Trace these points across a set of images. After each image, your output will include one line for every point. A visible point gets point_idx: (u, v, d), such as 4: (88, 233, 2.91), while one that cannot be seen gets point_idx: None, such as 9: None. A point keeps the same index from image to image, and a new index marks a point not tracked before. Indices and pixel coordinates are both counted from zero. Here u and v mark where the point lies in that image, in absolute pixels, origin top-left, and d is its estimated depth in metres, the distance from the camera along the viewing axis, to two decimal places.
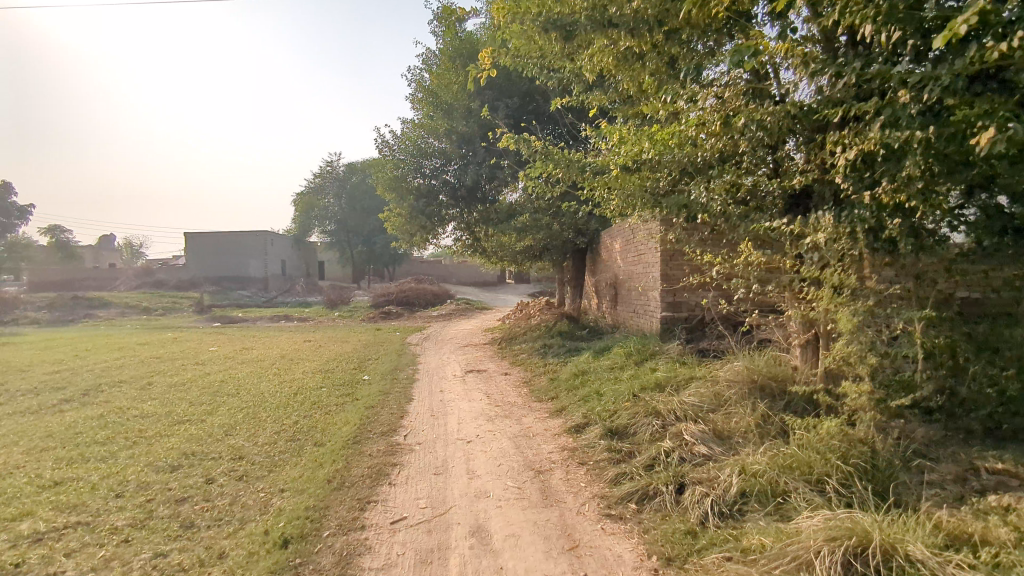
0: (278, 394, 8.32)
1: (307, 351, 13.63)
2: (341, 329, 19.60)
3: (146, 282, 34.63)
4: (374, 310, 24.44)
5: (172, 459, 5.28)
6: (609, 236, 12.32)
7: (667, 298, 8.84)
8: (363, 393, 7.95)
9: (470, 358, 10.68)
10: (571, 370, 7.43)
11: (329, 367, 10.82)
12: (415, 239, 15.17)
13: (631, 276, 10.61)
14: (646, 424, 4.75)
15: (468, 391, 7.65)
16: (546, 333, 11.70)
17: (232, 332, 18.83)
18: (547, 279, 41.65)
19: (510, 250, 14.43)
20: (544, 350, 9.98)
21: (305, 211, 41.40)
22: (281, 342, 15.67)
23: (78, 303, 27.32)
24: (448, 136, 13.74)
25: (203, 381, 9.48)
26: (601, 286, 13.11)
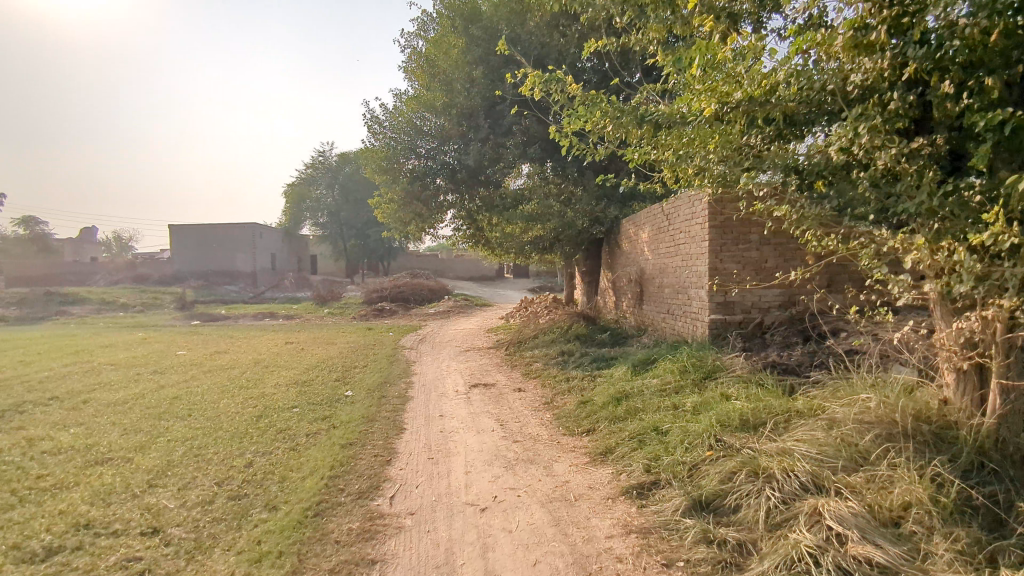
0: (236, 417, 6.67)
1: (286, 356, 11.97)
2: (328, 328, 17.94)
3: (127, 277, 32.86)
4: (366, 306, 22.79)
5: (53, 536, 3.64)
6: (632, 225, 10.74)
7: (716, 298, 7.26)
8: (342, 418, 6.31)
9: (476, 367, 9.07)
10: (606, 391, 5.83)
11: (306, 378, 9.16)
12: (410, 229, 13.49)
13: (663, 270, 9.02)
14: (756, 495, 3.14)
15: (475, 416, 6.04)
16: (562, 338, 10.09)
17: (208, 332, 17.08)
18: (548, 274, 40.11)
19: (517, 241, 12.83)
20: (563, 360, 8.38)
21: (295, 203, 39.60)
22: (261, 344, 13.99)
23: (51, 299, 25.61)
24: (448, 111, 12.12)
25: (149, 397, 7.80)
26: (621, 282, 11.53)
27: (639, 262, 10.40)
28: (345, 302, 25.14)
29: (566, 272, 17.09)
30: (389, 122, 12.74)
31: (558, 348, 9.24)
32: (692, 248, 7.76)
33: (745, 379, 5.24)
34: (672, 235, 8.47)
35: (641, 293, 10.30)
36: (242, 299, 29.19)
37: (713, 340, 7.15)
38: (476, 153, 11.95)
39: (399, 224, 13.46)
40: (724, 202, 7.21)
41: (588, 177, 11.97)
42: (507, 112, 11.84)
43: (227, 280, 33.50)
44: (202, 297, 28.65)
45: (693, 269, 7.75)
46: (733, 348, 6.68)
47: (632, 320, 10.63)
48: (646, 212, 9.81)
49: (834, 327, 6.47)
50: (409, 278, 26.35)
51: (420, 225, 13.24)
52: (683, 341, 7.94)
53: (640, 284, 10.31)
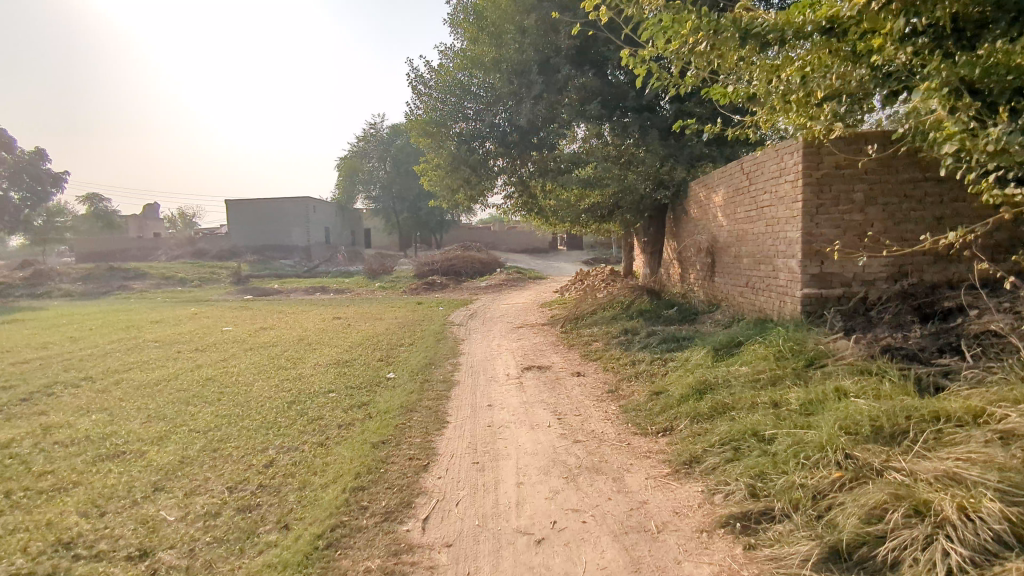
0: (267, 404, 6.09)
1: (330, 332, 11.49)
2: (378, 302, 17.47)
3: (187, 252, 33.50)
4: (417, 280, 22.32)
5: (26, 559, 3.05)
6: (702, 187, 9.64)
7: (810, 269, 6.19)
8: (378, 407, 5.63)
9: (529, 347, 8.27)
10: (683, 380, 4.91)
11: (348, 358, 8.57)
12: (459, 198, 12.70)
13: (741, 238, 7.94)
14: (926, 548, 2.20)
15: (528, 407, 5.24)
16: (622, 314, 9.16)
17: (258, 307, 16.87)
18: (603, 245, 38.91)
19: (573, 209, 11.89)
20: (626, 340, 7.47)
21: (347, 175, 39.32)
22: (308, 320, 13.58)
23: (114, 274, 26.26)
24: (497, 67, 11.19)
25: (182, 378, 7.34)
26: (689, 253, 10.47)
27: (710, 230, 9.31)
28: (396, 275, 24.77)
29: (624, 243, 16.04)
30: (435, 82, 11.91)
31: (620, 326, 8.34)
32: (780, 210, 6.68)
33: (863, 368, 4.22)
34: (753, 196, 7.39)
35: (713, 265, 9.23)
36: (295, 273, 29.32)
37: (806, 318, 6.10)
38: (528, 112, 10.99)
39: (447, 193, 12.69)
40: (822, 155, 6.09)
41: (653, 135, 10.88)
42: (561, 66, 10.81)
43: (282, 254, 33.76)
44: (257, 271, 28.90)
45: (780, 234, 6.68)
46: (833, 329, 5.63)
47: (701, 294, 9.58)
48: (719, 171, 8.70)
49: (963, 304, 5.33)
50: (461, 250, 25.76)
51: (469, 193, 12.43)
52: (766, 320, 6.89)
53: (712, 254, 9.24)
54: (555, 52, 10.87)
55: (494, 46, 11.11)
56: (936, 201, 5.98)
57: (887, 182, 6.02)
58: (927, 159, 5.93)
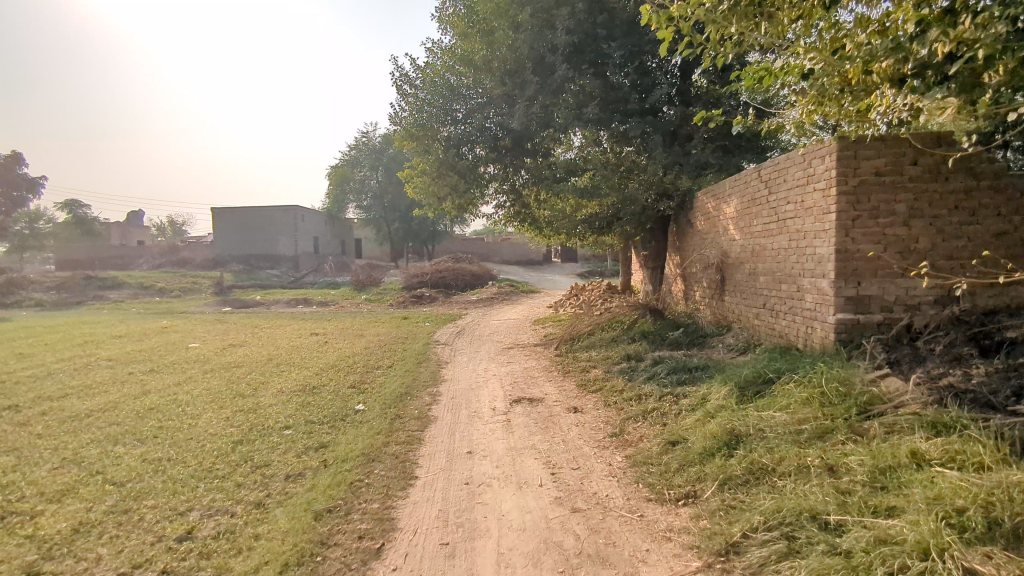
0: (209, 444, 5.16)
1: (304, 351, 10.58)
2: (362, 317, 16.56)
3: (170, 261, 32.51)
4: (405, 293, 21.42)
5: None
6: (710, 198, 8.83)
7: (845, 291, 5.34)
8: (337, 452, 4.72)
9: (520, 374, 7.38)
10: (705, 427, 4.03)
11: (317, 383, 7.65)
12: (447, 207, 11.84)
13: (758, 254, 7.09)
14: None
15: (516, 456, 4.34)
16: (624, 335, 8.29)
17: (234, 320, 15.94)
18: (597, 258, 38.14)
19: (569, 221, 11.04)
20: (629, 368, 6.60)
21: (337, 184, 38.41)
22: (283, 336, 12.65)
23: (91, 284, 25.31)
24: (489, 65, 10.38)
25: (121, 408, 6.40)
26: (696, 269, 9.63)
27: (719, 244, 8.48)
28: (384, 288, 23.86)
29: (622, 257, 15.20)
30: (422, 81, 11.07)
31: (621, 351, 7.47)
32: (806, 223, 5.86)
33: (938, 421, 3.35)
34: (774, 207, 6.56)
35: (724, 283, 8.38)
36: (280, 283, 28.41)
37: (841, 348, 5.25)
38: (521, 115, 10.17)
39: (434, 201, 11.83)
40: (859, 159, 5.25)
41: (656, 141, 10.10)
42: (558, 65, 9.99)
43: (270, 263, 32.88)
44: (241, 281, 27.99)
45: (807, 250, 5.85)
46: (877, 363, 4.78)
47: (710, 315, 8.73)
48: (731, 180, 7.88)
49: None
50: (451, 262, 24.86)
51: (457, 201, 11.56)
52: (790, 348, 6.03)
53: (721, 271, 8.39)
54: (552, 49, 10.08)
55: (485, 44, 10.30)
56: (992, 213, 5.15)
57: (935, 191, 5.19)
58: (981, 164, 5.11)
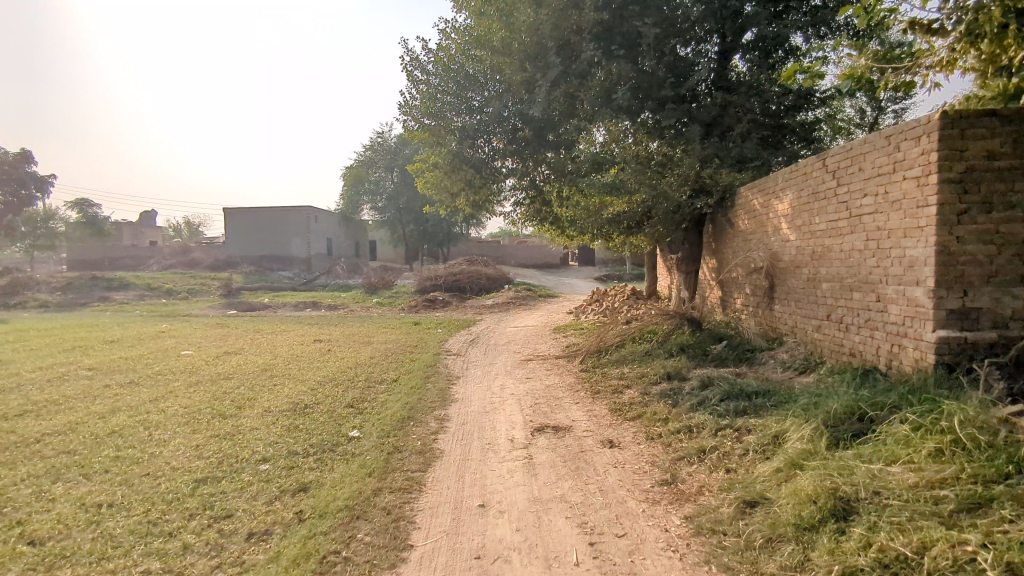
0: (164, 484, 4.24)
1: (303, 360, 9.68)
2: (371, 321, 15.70)
3: (181, 262, 31.99)
4: (417, 296, 20.58)
5: None
6: (756, 193, 7.80)
7: (948, 302, 4.29)
8: (316, 501, 3.77)
9: (541, 393, 6.40)
10: (794, 485, 3.02)
11: (309, 401, 6.73)
12: (460, 205, 10.90)
13: (820, 257, 6.05)
14: None
15: (541, 514, 3.37)
16: (659, 349, 7.28)
17: (237, 324, 15.15)
18: (615, 262, 37.11)
19: (594, 220, 10.06)
20: (670, 391, 5.59)
21: (352, 184, 37.80)
22: (284, 343, 11.79)
23: (97, 284, 24.74)
24: (507, 48, 9.42)
25: (79, 431, 5.52)
26: (738, 274, 8.60)
27: (769, 247, 7.43)
28: (396, 291, 23.03)
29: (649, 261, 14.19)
30: (434, 65, 10.13)
31: (659, 369, 6.46)
32: (892, 220, 4.82)
33: None
34: (844, 201, 5.52)
35: (774, 291, 7.34)
36: (291, 285, 27.72)
37: (946, 375, 4.21)
38: (543, 103, 9.20)
39: (447, 198, 10.89)
40: (969, 138, 4.20)
41: (693, 132, 9.09)
42: (584, 47, 9.00)
43: (284, 266, 32.39)
44: (251, 283, 27.31)
45: (893, 253, 4.81)
46: (1002, 395, 3.74)
47: (757, 326, 7.70)
48: (784, 172, 6.84)
49: None
50: (465, 264, 23.99)
51: (472, 198, 10.62)
52: (870, 370, 4.99)
53: (771, 277, 7.36)
54: (576, 30, 9.09)
55: (503, 25, 9.35)
56: None
57: None
58: None
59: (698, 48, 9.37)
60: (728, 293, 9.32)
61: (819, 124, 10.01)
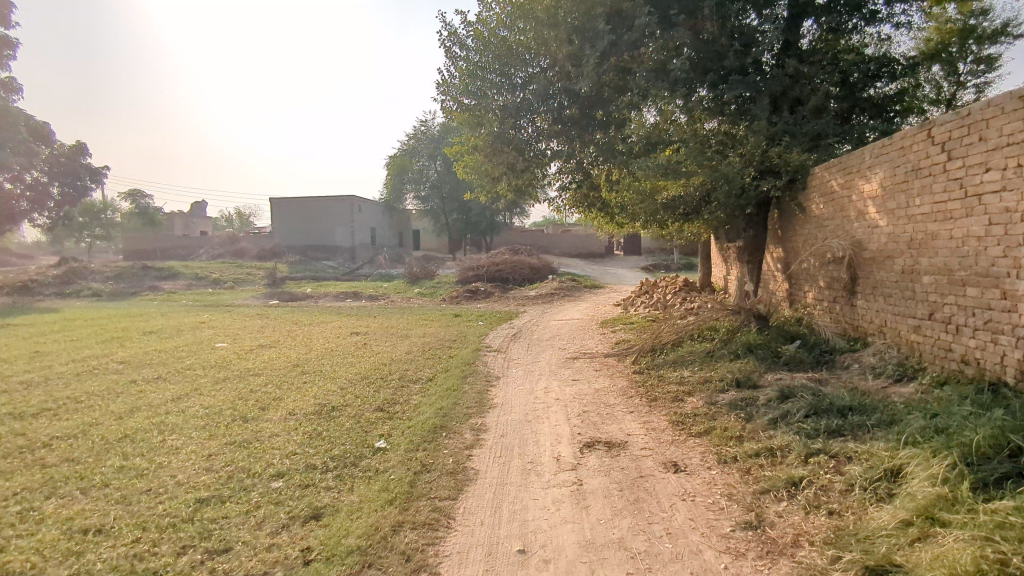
0: (163, 504, 3.75)
1: (337, 355, 9.23)
2: (411, 313, 15.22)
3: (229, 251, 32.35)
4: (459, 286, 20.06)
5: None
6: (835, 174, 6.90)
7: None
8: (328, 534, 3.20)
9: (589, 399, 5.72)
10: (938, 550, 2.26)
11: (337, 402, 6.21)
12: (502, 191, 10.23)
13: (921, 245, 5.16)
14: None
15: (595, 567, 2.70)
16: (723, 350, 6.49)
17: (276, 315, 14.89)
18: (663, 251, 35.95)
19: (646, 206, 9.26)
20: (742, 401, 4.84)
21: (396, 172, 37.42)
22: (321, 335, 11.39)
23: (147, 274, 25.14)
24: (553, 19, 8.67)
25: (89, 435, 5.11)
26: (812, 266, 7.71)
27: (851, 234, 6.54)
28: (438, 281, 22.61)
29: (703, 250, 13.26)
30: (474, 40, 9.45)
31: (725, 374, 5.69)
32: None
33: None
34: (955, 178, 4.63)
35: (857, 284, 6.45)
36: (334, 275, 27.67)
37: None
38: (591, 78, 8.43)
39: (487, 183, 10.24)
40: None
41: (760, 106, 8.19)
42: (637, 14, 8.18)
43: (326, 255, 32.29)
44: (295, 272, 27.36)
45: None
46: None
47: (835, 325, 6.82)
48: (873, 147, 5.94)
49: None
50: (509, 254, 23.40)
51: (514, 183, 9.94)
52: (992, 383, 4.14)
53: (854, 269, 6.48)
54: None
55: None
56: None
57: None
58: None
59: (764, 14, 8.46)
60: (798, 286, 8.41)
61: (902, 97, 8.97)
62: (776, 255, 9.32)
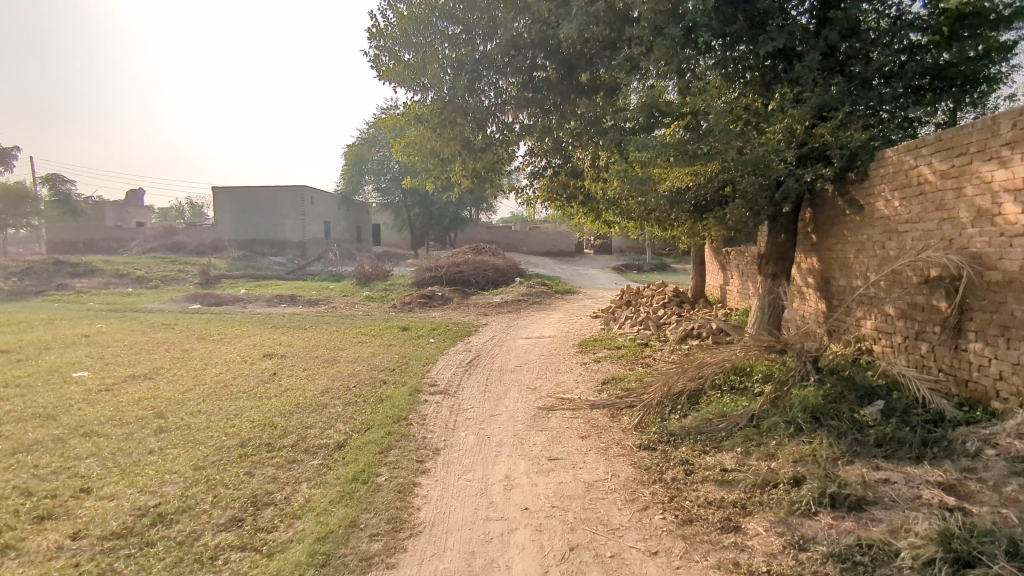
0: None
1: (224, 395, 6.76)
2: (352, 323, 12.80)
3: (164, 245, 29.26)
4: (414, 290, 17.69)
5: None
6: (932, 157, 4.80)
7: None
8: None
9: (581, 513, 3.48)
10: None
11: (171, 506, 3.83)
12: (455, 178, 7.87)
13: None
14: None
15: None
16: (777, 417, 4.33)
17: (186, 325, 12.27)
18: (634, 251, 34.20)
19: (644, 202, 7.08)
20: (864, 553, 2.67)
21: (353, 164, 34.73)
22: (224, 359, 8.91)
23: (60, 270, 22.01)
24: None
25: None
26: (877, 288, 5.65)
27: (962, 247, 4.45)
28: (392, 282, 20.17)
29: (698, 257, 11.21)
30: None
31: (799, 471, 3.52)
32: None
33: None
34: None
35: (971, 321, 4.37)
36: (278, 273, 24.95)
37: None
38: (578, 23, 6.16)
39: (436, 167, 7.87)
40: None
41: (806, 68, 6.05)
42: None
43: (274, 251, 29.56)
44: (233, 270, 24.55)
45: None
46: None
47: (926, 376, 4.75)
48: (1018, 112, 3.86)
49: None
50: (470, 253, 21.07)
51: (470, 166, 7.61)
52: None
53: (966, 298, 4.39)
54: None
55: None
56: None
57: None
58: None
59: None
60: (847, 311, 6.35)
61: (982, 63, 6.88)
62: (809, 267, 7.25)
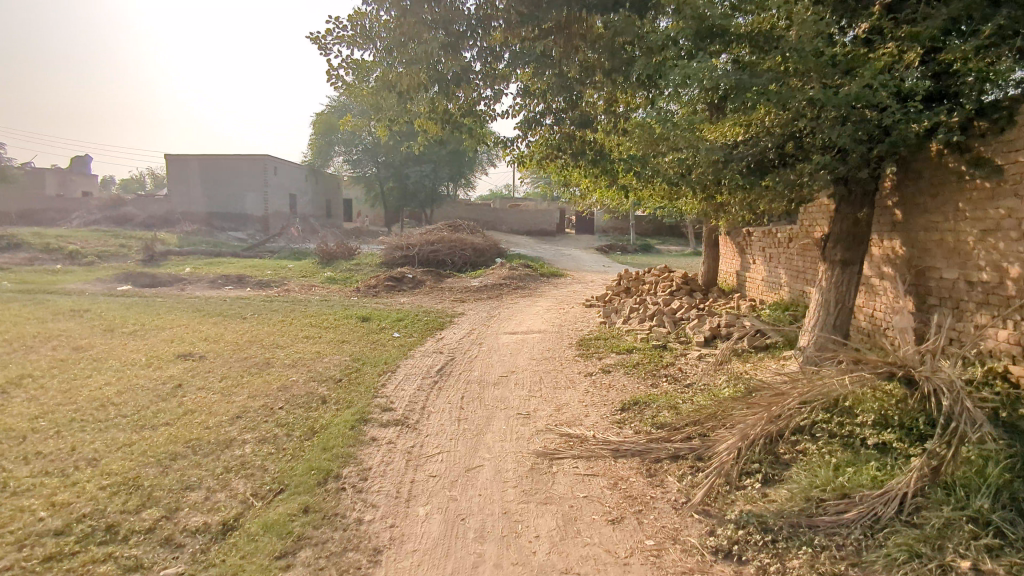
0: None
1: (86, 424, 4.76)
2: (304, 310, 10.82)
3: (110, 218, 26.76)
4: (382, 272, 15.72)
5: None
6: None
7: None
8: None
9: None
10: None
11: None
12: (419, 124, 5.88)
13: None
14: None
15: None
16: (952, 510, 2.57)
17: (100, 311, 10.17)
18: (618, 232, 32.53)
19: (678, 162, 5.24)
20: None
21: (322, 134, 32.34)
22: (123, 360, 6.90)
23: None
24: None
25: None
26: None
27: None
28: (357, 262, 18.09)
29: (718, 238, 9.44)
30: None
31: None
32: None
33: None
34: None
35: None
36: (233, 249, 22.63)
37: None
38: None
39: (392, 109, 5.86)
40: None
41: None
42: None
43: (233, 226, 27.22)
44: (183, 245, 22.19)
45: None
46: None
47: None
48: None
49: None
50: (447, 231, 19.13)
51: (441, 107, 5.62)
52: None
53: None
54: None
55: None
56: None
57: None
58: None
59: None
60: (958, 316, 4.64)
61: None
62: (888, 253, 5.53)
